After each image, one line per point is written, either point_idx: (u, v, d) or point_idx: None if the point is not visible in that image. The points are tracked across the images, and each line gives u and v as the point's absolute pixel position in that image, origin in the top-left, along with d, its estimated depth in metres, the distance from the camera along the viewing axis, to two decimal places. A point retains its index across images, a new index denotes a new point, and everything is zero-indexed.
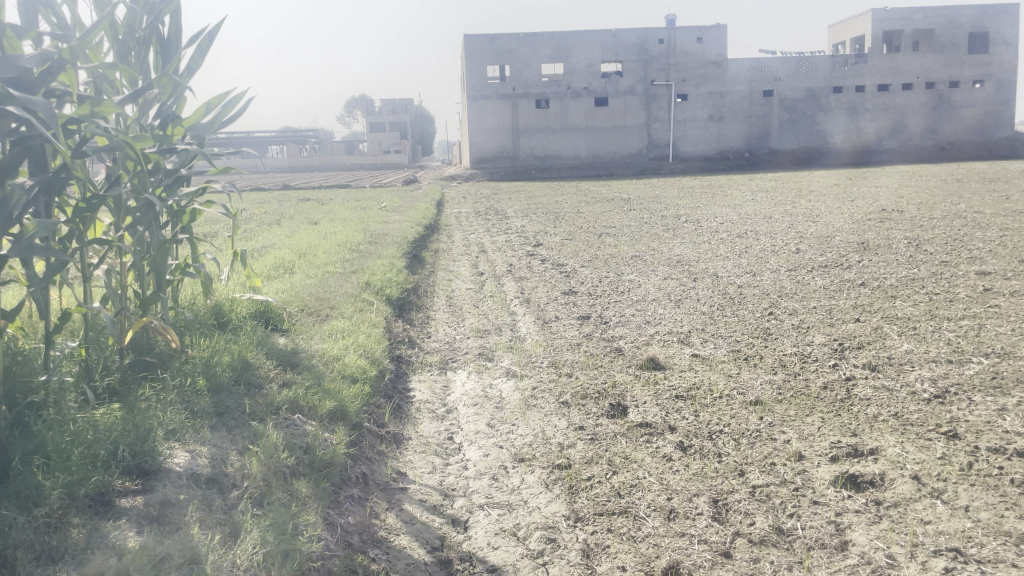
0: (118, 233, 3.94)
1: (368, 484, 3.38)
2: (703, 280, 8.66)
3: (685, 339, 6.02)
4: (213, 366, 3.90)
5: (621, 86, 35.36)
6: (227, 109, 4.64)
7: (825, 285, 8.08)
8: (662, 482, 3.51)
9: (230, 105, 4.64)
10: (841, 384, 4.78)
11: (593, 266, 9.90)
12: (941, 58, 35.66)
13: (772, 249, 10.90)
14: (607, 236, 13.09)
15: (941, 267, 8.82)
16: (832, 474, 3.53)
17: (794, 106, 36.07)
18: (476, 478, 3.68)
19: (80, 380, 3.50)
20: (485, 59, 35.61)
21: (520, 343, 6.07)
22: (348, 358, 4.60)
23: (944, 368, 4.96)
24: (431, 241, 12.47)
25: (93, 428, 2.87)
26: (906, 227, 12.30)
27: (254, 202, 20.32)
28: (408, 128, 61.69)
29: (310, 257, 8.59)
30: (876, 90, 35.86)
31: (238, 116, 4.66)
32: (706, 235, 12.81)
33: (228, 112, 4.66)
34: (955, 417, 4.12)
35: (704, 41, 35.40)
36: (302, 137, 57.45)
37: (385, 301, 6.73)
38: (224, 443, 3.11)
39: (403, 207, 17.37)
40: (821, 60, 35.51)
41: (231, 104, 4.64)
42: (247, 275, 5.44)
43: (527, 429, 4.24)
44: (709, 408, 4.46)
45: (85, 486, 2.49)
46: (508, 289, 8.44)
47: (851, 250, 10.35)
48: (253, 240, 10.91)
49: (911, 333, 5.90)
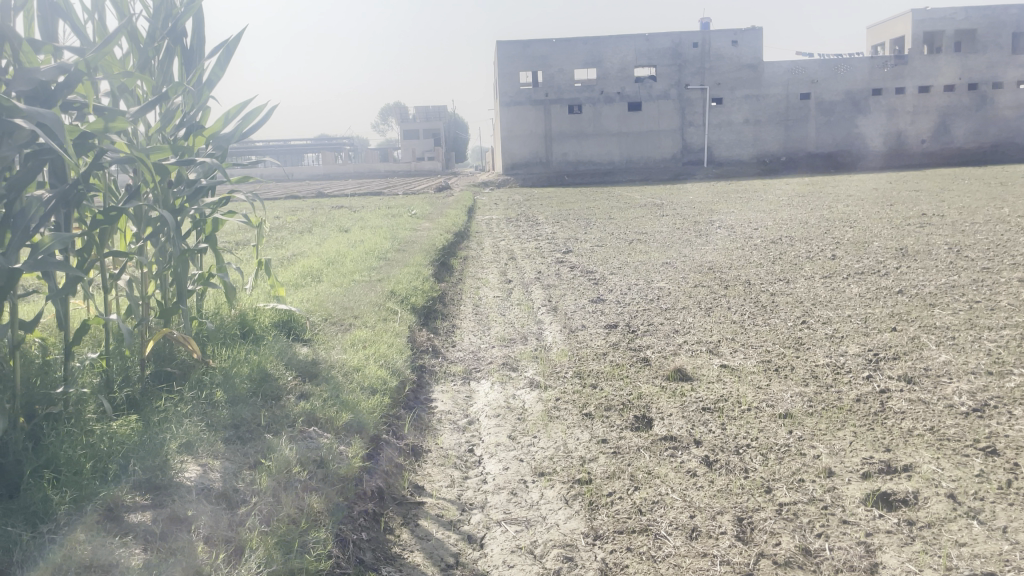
0: (138, 244, 3.96)
1: (383, 499, 3.34)
2: (734, 288, 8.51)
3: (714, 349, 5.90)
4: (233, 377, 3.90)
5: (654, 91, 35.21)
6: (247, 121, 4.66)
7: (861, 293, 7.88)
8: (685, 498, 3.41)
9: (251, 117, 4.67)
10: (875, 397, 4.63)
11: (623, 273, 9.79)
12: (984, 58, 34.89)
13: (807, 255, 10.70)
14: (639, 242, 12.96)
15: (983, 273, 8.56)
16: (863, 492, 3.40)
17: (831, 109, 35.51)
18: (495, 492, 3.61)
19: (100, 391, 3.50)
20: (518, 66, 35.64)
21: (546, 353, 6.00)
22: (368, 369, 4.57)
23: (983, 380, 4.78)
24: (460, 248, 12.45)
25: (106, 441, 2.90)
26: (946, 232, 11.98)
27: (288, 209, 20.50)
28: (441, 134, 61.98)
29: (337, 266, 8.61)
30: (917, 92, 35.19)
31: (259, 126, 4.67)
32: (740, 240, 12.62)
33: (249, 123, 4.68)
34: (993, 432, 3.96)
35: (739, 44, 35.04)
36: (337, 144, 57.98)
37: (410, 310, 6.71)
38: (237, 458, 3.10)
39: (434, 214, 17.39)
40: (860, 62, 34.94)
41: (252, 114, 4.66)
42: (272, 283, 5.46)
43: (548, 442, 4.16)
44: (737, 421, 4.34)
45: (92, 500, 2.52)
46: (535, 296, 8.38)
47: (889, 257, 10.11)
48: (283, 248, 10.98)
49: (949, 343, 5.71)
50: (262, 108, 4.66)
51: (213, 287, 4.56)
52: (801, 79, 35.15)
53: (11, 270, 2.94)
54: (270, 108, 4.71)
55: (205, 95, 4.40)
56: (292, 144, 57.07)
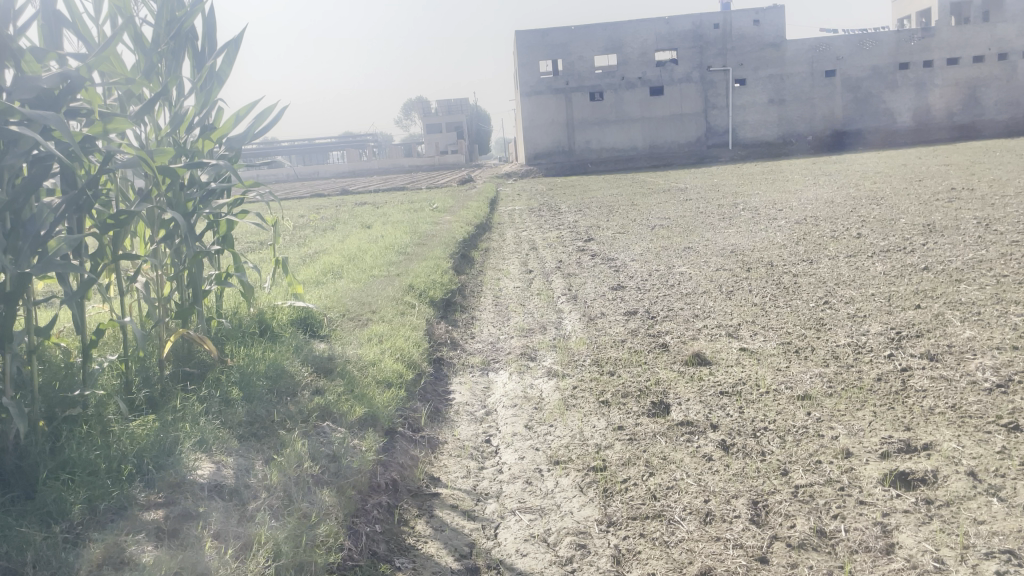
0: (153, 246, 4.00)
1: (398, 491, 3.36)
2: (757, 270, 8.44)
3: (734, 333, 5.85)
4: (249, 374, 3.95)
5: (676, 74, 34.89)
6: (259, 119, 4.71)
7: (885, 271, 7.76)
8: (700, 483, 3.40)
9: (263, 115, 4.71)
10: (896, 375, 4.57)
11: (645, 259, 9.74)
12: (1013, 27, 34.08)
13: (832, 234, 10.55)
14: (661, 228, 12.88)
15: (1012, 247, 8.38)
16: (881, 471, 3.36)
17: (857, 85, 34.91)
18: (510, 482, 3.62)
19: (119, 393, 3.56)
20: (538, 55, 35.54)
21: (564, 342, 5.99)
22: (384, 363, 4.61)
23: (1009, 355, 4.69)
24: (482, 240, 12.46)
25: (122, 441, 2.95)
26: (976, 207, 11.74)
27: (312, 208, 20.63)
28: (464, 127, 62.02)
29: (358, 262, 8.66)
30: (945, 64, 34.46)
31: (272, 125, 4.73)
32: (764, 222, 12.48)
33: (262, 122, 4.72)
34: (1017, 408, 3.89)
35: (761, 23, 34.57)
36: (361, 142, 58.29)
37: (428, 303, 6.74)
38: (250, 454, 3.14)
39: (457, 207, 17.42)
40: (885, 36, 34.28)
41: (264, 113, 4.70)
42: (288, 281, 5.51)
43: (565, 430, 4.16)
44: (754, 404, 4.30)
45: (106, 498, 2.58)
46: (555, 286, 8.37)
47: (917, 233, 9.94)
48: (306, 246, 11.08)
49: (975, 319, 5.61)
50: (273, 107, 4.70)
51: (229, 288, 4.60)
52: (826, 56, 34.58)
53: (21, 276, 3.00)
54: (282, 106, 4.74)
55: (214, 95, 4.48)
56: (317, 143, 57.46)
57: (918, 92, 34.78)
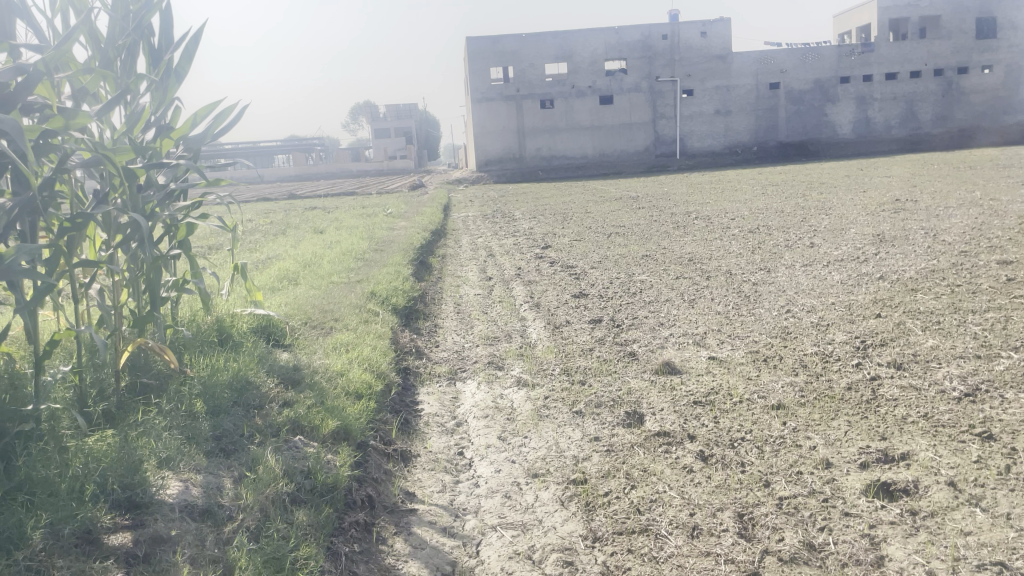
0: (109, 251, 3.80)
1: (373, 507, 3.23)
2: (717, 278, 8.48)
3: (701, 341, 5.84)
4: (212, 386, 3.76)
5: (625, 83, 35.27)
6: (218, 120, 4.50)
7: (842, 280, 7.88)
8: (684, 496, 3.34)
9: (222, 116, 4.51)
10: (866, 384, 4.59)
11: (604, 267, 9.73)
12: (947, 44, 35.29)
13: (786, 243, 10.69)
14: (617, 235, 12.92)
15: (961, 257, 8.60)
16: (863, 482, 3.34)
17: (801, 98, 35.73)
18: (488, 496, 3.51)
19: (73, 407, 3.33)
20: (489, 62, 35.51)
21: (531, 350, 5.91)
22: (352, 373, 4.45)
23: (973, 364, 4.77)
24: (437, 246, 12.33)
25: (81, 459, 2.76)
26: (921, 217, 12.04)
27: (260, 212, 20.14)
28: (414, 133, 61.65)
29: (315, 267, 8.46)
30: (884, 79, 35.48)
31: (231, 127, 4.54)
32: (718, 231, 12.61)
33: (221, 123, 4.51)
34: (988, 417, 3.94)
35: (708, 35, 35.14)
36: (309, 146, 57.46)
37: (391, 311, 6.59)
38: (219, 471, 2.98)
39: (410, 213, 17.23)
40: (827, 51, 35.18)
41: (223, 114, 4.50)
42: (248, 288, 5.30)
43: (540, 442, 4.07)
44: (729, 414, 4.27)
45: (71, 524, 2.40)
46: (517, 293, 8.29)
47: (867, 243, 10.14)
48: (258, 251, 10.81)
49: (935, 328, 5.70)
50: (234, 107, 4.50)
51: (188, 294, 4.37)
52: (770, 69, 35.36)
53: None
54: (241, 108, 4.56)
55: (171, 94, 4.27)
56: (264, 147, 56.46)
57: (859, 106, 35.74)
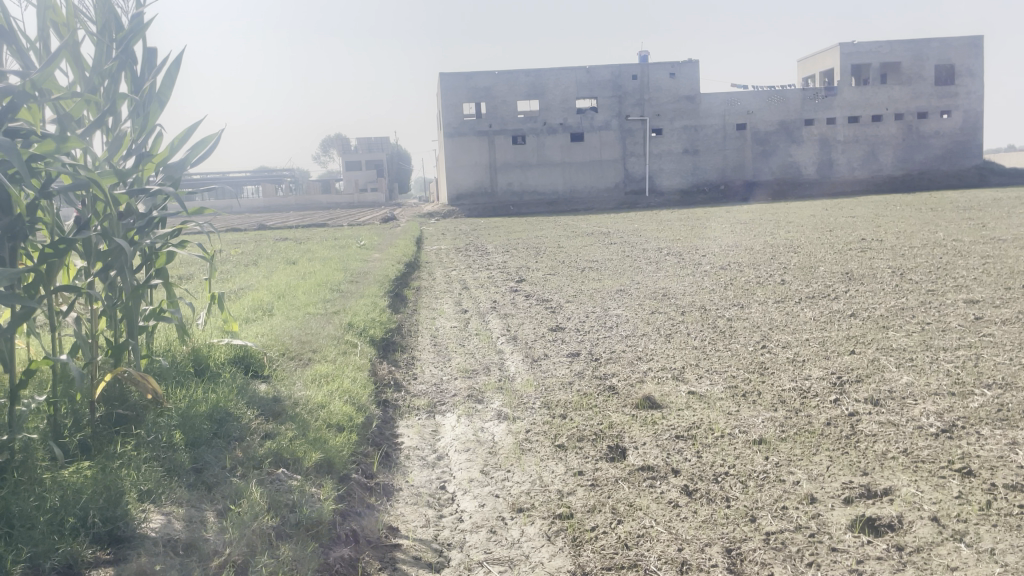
0: (89, 278, 3.73)
1: (358, 542, 3.16)
2: (692, 314, 8.55)
3: (679, 375, 5.86)
4: (192, 417, 3.67)
5: (596, 121, 35.76)
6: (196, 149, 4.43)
7: (815, 317, 7.99)
8: (671, 531, 3.32)
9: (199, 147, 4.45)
10: (845, 420, 4.62)
11: (579, 301, 9.76)
12: (908, 89, 36.29)
13: (758, 280, 10.84)
14: (590, 270, 13.00)
15: (929, 295, 8.77)
16: (849, 518, 3.36)
17: (767, 139, 36.47)
18: (474, 531, 3.46)
19: (49, 439, 3.25)
20: (462, 97, 35.77)
21: (511, 383, 5.88)
22: (333, 406, 4.39)
23: (948, 401, 4.83)
24: (412, 279, 12.29)
25: (60, 490, 2.69)
26: (888, 257, 12.28)
27: (230, 242, 19.95)
28: (385, 166, 61.75)
29: (290, 298, 8.38)
30: (847, 122, 36.39)
31: (209, 156, 4.49)
32: (690, 267, 12.73)
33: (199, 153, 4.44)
34: (966, 453, 3.99)
35: (676, 76, 35.81)
36: (279, 177, 57.21)
37: (369, 342, 6.55)
38: (202, 504, 2.91)
39: (383, 245, 17.17)
40: (792, 94, 36.02)
41: (200, 143, 4.44)
42: (225, 318, 5.22)
43: (523, 476, 4.04)
44: (712, 448, 4.28)
45: (50, 559, 2.37)
46: (493, 326, 8.28)
47: (837, 280, 10.32)
48: (230, 281, 10.69)
49: (909, 365, 5.79)
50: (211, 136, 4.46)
51: (165, 323, 4.29)
52: (737, 110, 36.10)
53: None
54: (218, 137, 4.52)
55: (152, 120, 4.22)
56: (234, 177, 56.10)
57: (823, 147, 36.57)
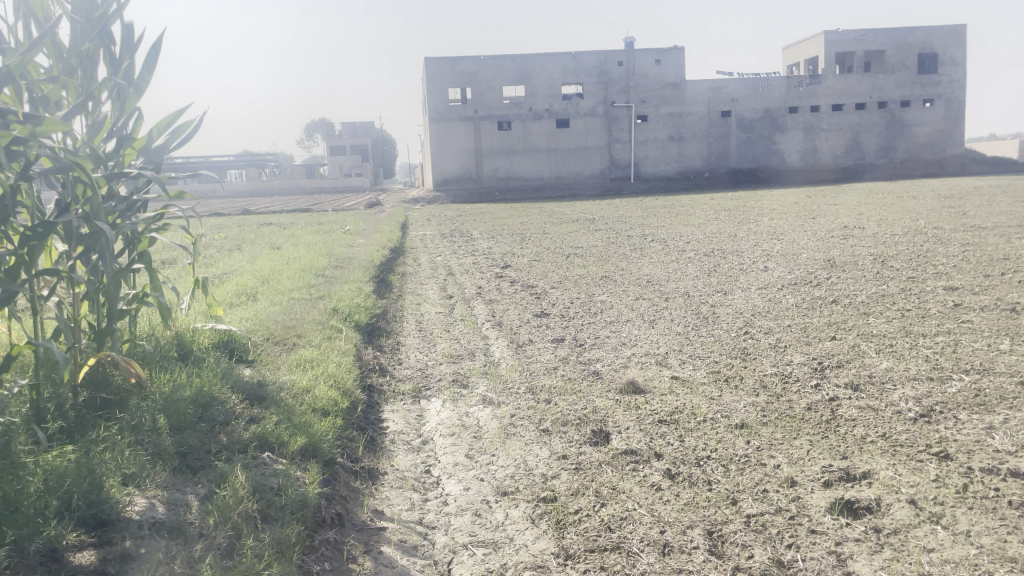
0: (69, 262, 3.73)
1: (343, 525, 3.18)
2: (675, 300, 8.60)
3: (663, 361, 5.91)
4: (177, 401, 3.66)
5: (582, 108, 35.72)
6: (176, 135, 4.39)
7: (797, 303, 8.05)
8: (653, 513, 3.36)
9: (178, 133, 4.41)
10: (825, 405, 4.68)
11: (564, 287, 9.77)
12: (892, 78, 36.44)
13: (741, 267, 10.89)
14: (575, 256, 13.01)
15: (909, 282, 8.86)
16: (828, 500, 3.41)
17: (752, 126, 36.55)
18: (458, 514, 3.49)
19: (31, 423, 3.25)
20: (447, 82, 35.57)
21: (495, 368, 5.91)
22: (318, 390, 4.38)
23: (926, 386, 4.90)
24: (397, 265, 12.25)
25: (44, 473, 2.68)
26: (870, 244, 12.38)
27: (213, 227, 19.80)
28: (370, 151, 61.41)
29: (274, 283, 8.34)
30: (831, 110, 36.52)
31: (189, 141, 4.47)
32: (675, 254, 12.77)
33: (178, 140, 4.40)
34: (943, 437, 4.05)
35: (662, 62, 35.78)
36: (262, 161, 56.70)
37: (354, 327, 6.55)
38: (186, 489, 2.92)
39: (367, 231, 17.10)
40: (777, 81, 36.09)
41: (180, 129, 4.41)
42: (209, 303, 5.20)
43: (507, 460, 4.06)
44: (694, 433, 4.32)
45: (36, 542, 2.36)
46: (478, 312, 8.29)
47: (819, 267, 10.39)
48: (213, 266, 10.62)
49: (889, 351, 5.86)
50: (191, 122, 4.43)
51: (149, 307, 4.28)
52: (722, 97, 36.14)
53: None
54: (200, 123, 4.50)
55: (133, 103, 4.18)
56: (217, 161, 55.51)
57: (806, 135, 36.72)
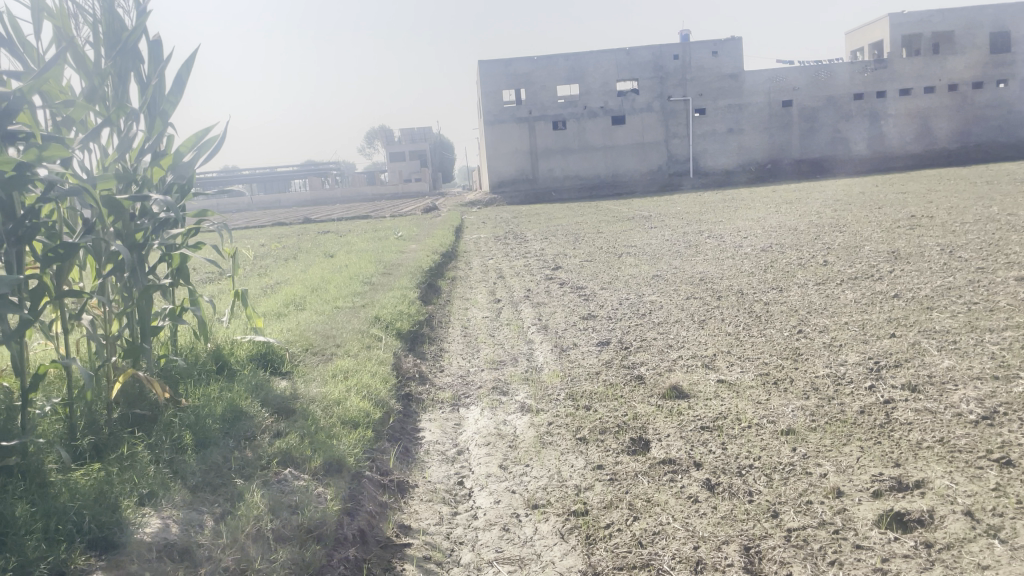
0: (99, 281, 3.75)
1: (364, 543, 3.13)
2: (728, 298, 8.34)
3: (710, 363, 5.71)
4: (204, 417, 3.67)
5: (637, 104, 35.30)
6: (202, 151, 4.43)
7: (856, 299, 7.72)
8: (688, 527, 3.22)
9: (204, 150, 4.44)
10: (880, 408, 4.43)
11: (614, 288, 9.60)
12: (962, 59, 34.97)
13: (800, 262, 10.54)
14: (628, 255, 12.80)
15: (978, 274, 8.41)
16: (875, 513, 3.21)
17: (814, 115, 35.55)
18: (486, 529, 3.40)
19: (62, 440, 3.29)
20: (501, 84, 35.65)
21: (537, 374, 5.79)
22: (350, 402, 4.36)
23: (991, 386, 4.60)
24: (448, 269, 12.25)
25: (63, 495, 2.72)
26: (938, 234, 11.81)
27: (274, 236, 20.15)
28: (428, 155, 61.92)
29: (321, 292, 8.42)
30: (898, 95, 35.23)
31: (215, 156, 4.50)
32: (731, 250, 12.46)
33: (205, 155, 4.44)
34: (1006, 441, 3.79)
35: (719, 53, 35.05)
36: (324, 169, 57.74)
37: (396, 335, 6.53)
38: (203, 508, 2.91)
39: (422, 235, 17.16)
40: (839, 68, 35.01)
41: (207, 145, 4.44)
42: (248, 315, 5.23)
43: (541, 471, 3.96)
44: (738, 439, 4.14)
45: (41, 566, 2.38)
46: (525, 315, 8.20)
47: (882, 260, 9.97)
48: (266, 276, 10.76)
49: (952, 348, 5.54)
50: (216, 137, 4.46)
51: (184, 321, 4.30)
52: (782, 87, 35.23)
53: None
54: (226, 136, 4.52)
55: (161, 122, 4.22)
56: (280, 171, 56.73)
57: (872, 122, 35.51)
